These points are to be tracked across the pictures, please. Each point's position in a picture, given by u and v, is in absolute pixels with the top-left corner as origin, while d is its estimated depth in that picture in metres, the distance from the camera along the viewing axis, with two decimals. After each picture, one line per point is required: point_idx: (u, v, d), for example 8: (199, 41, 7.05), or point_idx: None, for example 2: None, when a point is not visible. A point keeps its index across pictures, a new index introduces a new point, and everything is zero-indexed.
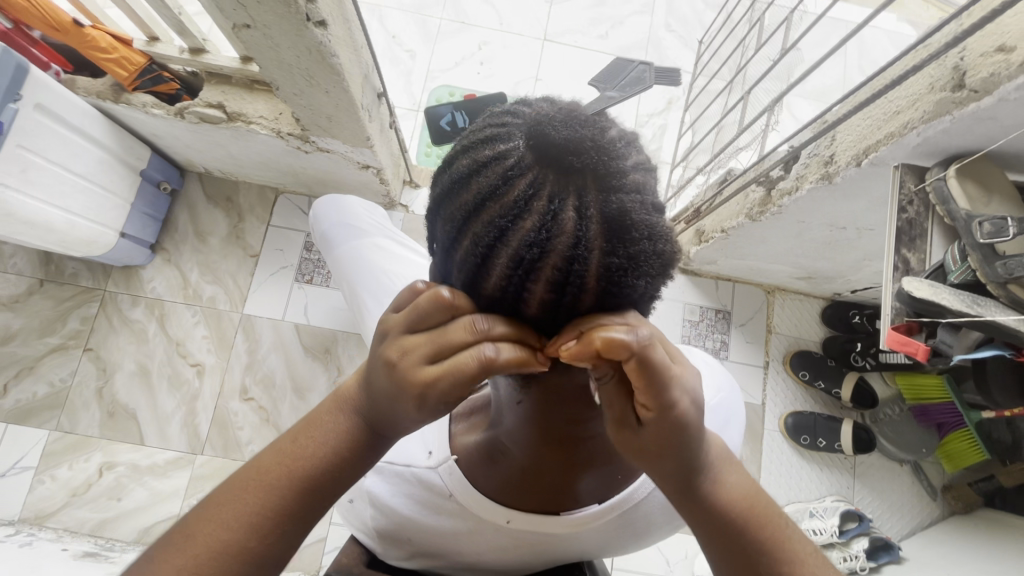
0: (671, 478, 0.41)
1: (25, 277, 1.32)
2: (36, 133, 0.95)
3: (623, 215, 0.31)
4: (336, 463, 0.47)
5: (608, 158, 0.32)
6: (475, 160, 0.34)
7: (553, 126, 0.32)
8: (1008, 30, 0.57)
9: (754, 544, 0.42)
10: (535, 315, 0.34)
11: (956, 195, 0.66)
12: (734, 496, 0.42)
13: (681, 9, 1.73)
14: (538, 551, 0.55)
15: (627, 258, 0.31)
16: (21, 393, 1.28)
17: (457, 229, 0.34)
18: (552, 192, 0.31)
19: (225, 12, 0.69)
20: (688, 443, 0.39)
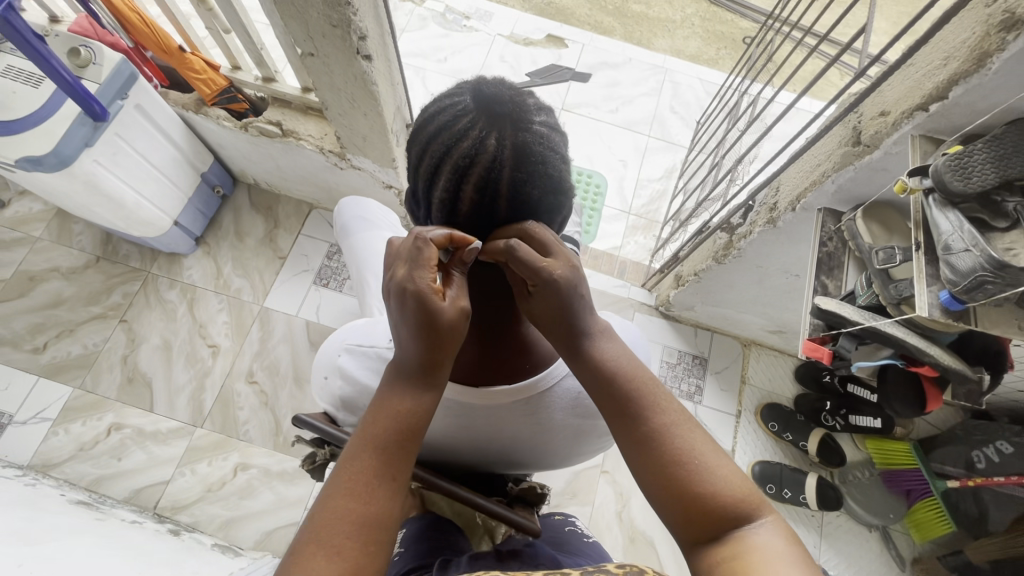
0: (561, 337, 0.49)
1: (85, 253, 1.52)
2: (131, 126, 1.17)
3: (528, 146, 0.43)
4: (414, 410, 0.48)
5: (526, 107, 0.44)
6: (436, 104, 0.45)
7: (491, 84, 0.44)
8: (886, 100, 0.72)
9: (638, 403, 0.48)
10: (466, 218, 0.46)
11: (863, 232, 0.79)
12: (614, 362, 0.49)
13: (685, 95, 1.99)
14: (461, 436, 0.60)
15: (527, 175, 0.44)
16: (58, 351, 1.43)
17: (420, 151, 0.45)
18: (483, 125, 0.42)
19: (297, 42, 0.91)
20: (571, 303, 0.48)
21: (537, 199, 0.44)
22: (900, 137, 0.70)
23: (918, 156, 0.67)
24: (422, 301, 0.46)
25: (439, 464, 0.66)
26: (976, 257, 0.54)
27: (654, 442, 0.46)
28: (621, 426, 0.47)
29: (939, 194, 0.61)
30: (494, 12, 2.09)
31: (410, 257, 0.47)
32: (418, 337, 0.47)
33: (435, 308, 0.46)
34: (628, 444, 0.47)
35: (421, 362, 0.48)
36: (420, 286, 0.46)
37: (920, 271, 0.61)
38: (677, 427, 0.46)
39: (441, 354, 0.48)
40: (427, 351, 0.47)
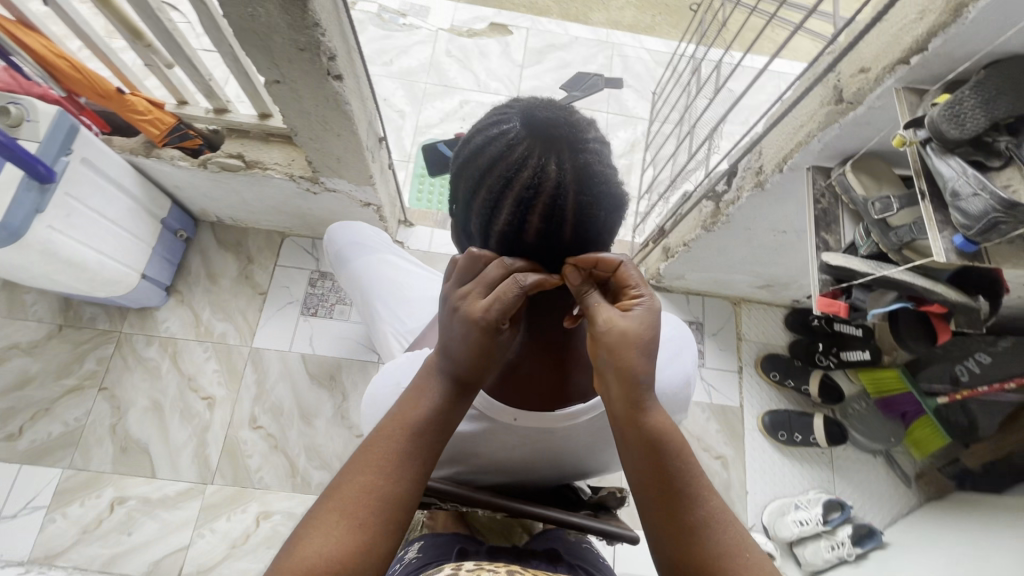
0: (626, 404, 0.47)
1: (44, 323, 1.41)
2: (80, 183, 1.08)
3: (590, 168, 0.42)
4: (443, 410, 0.50)
5: (578, 127, 0.42)
6: (484, 136, 0.43)
7: (540, 108, 0.42)
8: (863, 57, 0.75)
9: (684, 480, 0.47)
10: (533, 247, 0.44)
11: (854, 184, 0.82)
12: (664, 429, 0.47)
13: (635, 67, 2.00)
14: (537, 458, 0.61)
15: (592, 196, 0.42)
16: (36, 433, 1.33)
17: (476, 184, 0.43)
18: (541, 153, 0.41)
19: (260, 71, 0.86)
20: (648, 346, 0.48)
21: (606, 218, 0.43)
22: (883, 92, 0.73)
23: (906, 106, 0.70)
24: (483, 326, 0.46)
25: (513, 488, 0.66)
26: (987, 201, 0.58)
27: (703, 529, 0.46)
28: (666, 507, 0.46)
29: (937, 143, 0.64)
30: (431, 6, 2.03)
31: (496, 291, 0.46)
32: (469, 350, 0.48)
33: (495, 333, 0.47)
34: (673, 523, 0.46)
35: (460, 368, 0.49)
36: (492, 319, 0.46)
37: (930, 219, 0.65)
38: (728, 522, 0.47)
39: (479, 366, 0.49)
40: (473, 361, 0.48)
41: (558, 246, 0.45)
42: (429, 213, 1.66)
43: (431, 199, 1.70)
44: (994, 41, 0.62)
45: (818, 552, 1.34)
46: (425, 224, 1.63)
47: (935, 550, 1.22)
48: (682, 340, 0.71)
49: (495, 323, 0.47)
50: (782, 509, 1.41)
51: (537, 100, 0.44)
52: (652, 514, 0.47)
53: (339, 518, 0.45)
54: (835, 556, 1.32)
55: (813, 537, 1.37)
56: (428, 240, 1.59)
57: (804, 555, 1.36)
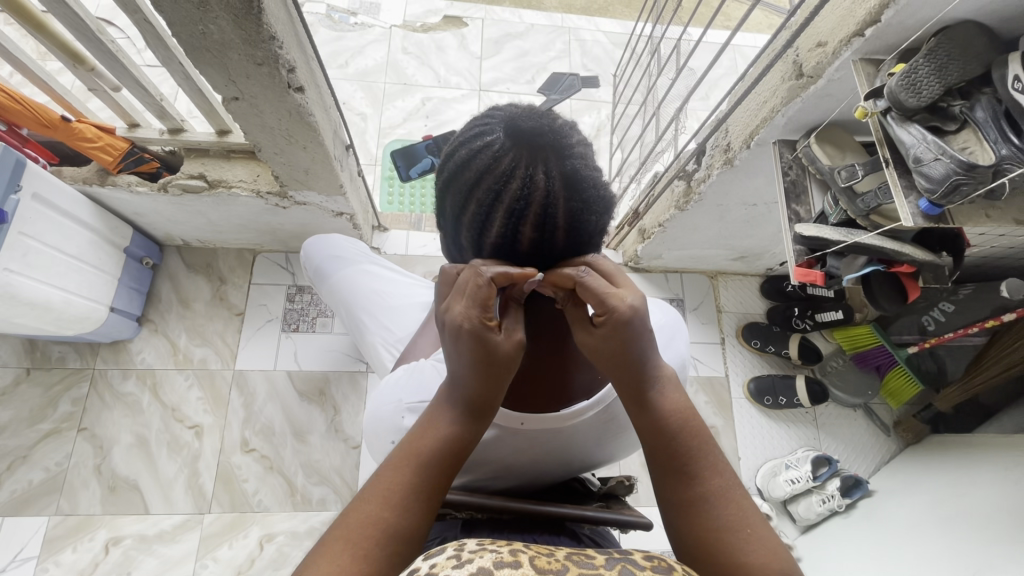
0: (626, 390, 0.51)
1: (10, 369, 1.35)
2: (33, 220, 1.03)
3: (577, 174, 0.41)
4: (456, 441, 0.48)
5: (561, 132, 0.41)
6: (469, 150, 0.42)
7: (523, 118, 0.41)
8: (820, 32, 0.77)
9: (689, 458, 0.49)
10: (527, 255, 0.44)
11: (820, 156, 0.85)
12: (671, 410, 0.50)
13: (593, 51, 2.00)
14: (546, 457, 0.62)
15: (582, 201, 0.42)
16: (16, 483, 1.27)
17: (465, 198, 0.43)
18: (529, 163, 0.40)
19: (217, 89, 0.83)
20: (635, 343, 0.49)
21: (597, 222, 0.43)
22: (841, 65, 0.75)
23: (864, 77, 0.72)
24: (474, 329, 0.46)
25: (526, 488, 0.67)
26: (947, 164, 0.60)
27: (705, 505, 0.47)
28: (668, 482, 0.49)
29: (897, 112, 0.66)
30: (382, 3, 1.98)
31: (469, 288, 0.47)
32: (466, 364, 0.48)
33: (488, 336, 0.47)
34: (676, 497, 0.48)
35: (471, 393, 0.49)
36: (473, 323, 0.46)
37: (897, 184, 0.67)
38: (731, 500, 0.47)
39: (488, 377, 0.48)
40: (474, 379, 0.48)
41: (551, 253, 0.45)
42: (402, 216, 1.65)
43: (403, 201, 1.68)
44: (942, 10, 0.65)
45: (810, 507, 1.39)
46: (400, 228, 1.61)
47: (916, 492, 1.29)
48: (673, 326, 0.74)
49: (474, 328, 0.46)
50: (774, 470, 1.46)
51: (519, 108, 0.44)
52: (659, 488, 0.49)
53: (342, 551, 0.41)
54: (826, 508, 1.38)
55: (804, 493, 1.42)
56: (404, 244, 1.58)
57: (798, 512, 1.41)
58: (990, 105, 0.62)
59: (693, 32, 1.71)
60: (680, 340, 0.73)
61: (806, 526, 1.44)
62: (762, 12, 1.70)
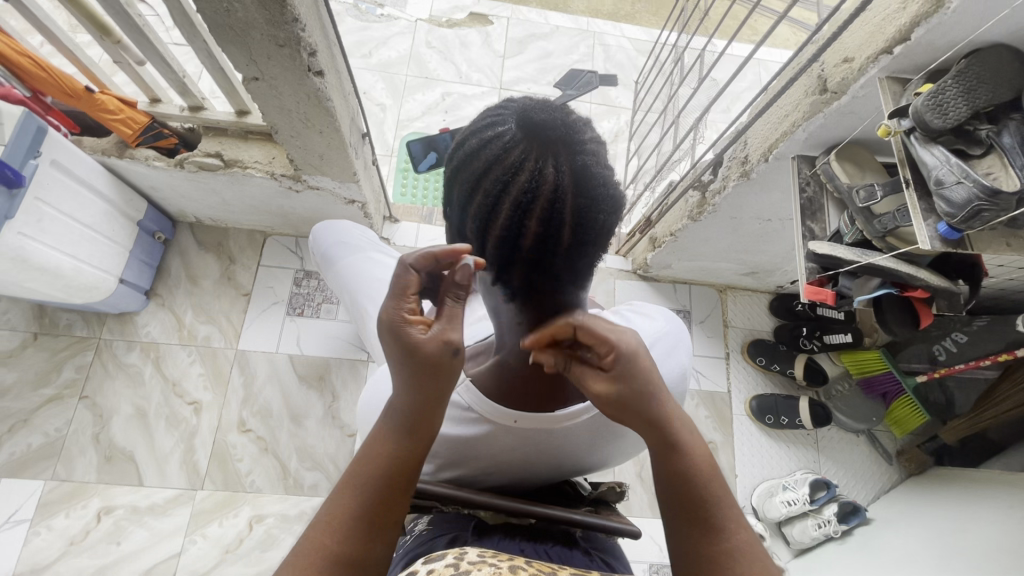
0: (652, 436, 0.50)
1: (19, 332, 1.36)
2: (51, 186, 1.05)
3: (587, 170, 0.40)
4: (403, 455, 0.49)
5: (575, 128, 0.40)
6: (480, 138, 0.41)
7: (536, 110, 0.40)
8: (847, 47, 0.76)
9: (710, 509, 0.48)
10: (530, 254, 0.42)
11: (839, 173, 0.84)
12: (695, 460, 0.50)
13: (616, 56, 1.99)
14: (538, 457, 0.61)
15: (591, 199, 0.40)
16: (16, 445, 1.29)
17: (472, 188, 0.42)
18: (539, 154, 0.39)
19: (238, 67, 0.83)
20: (649, 390, 0.49)
21: (604, 222, 0.41)
22: (867, 82, 0.74)
23: (889, 95, 0.71)
24: (402, 328, 0.49)
25: (518, 486, 0.66)
26: (970, 189, 0.59)
27: (727, 561, 0.46)
28: (692, 533, 0.48)
29: (921, 132, 0.65)
30: None
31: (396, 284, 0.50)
32: (402, 367, 0.49)
33: (414, 336, 0.49)
34: (698, 554, 0.47)
35: (411, 403, 0.49)
36: (397, 316, 0.49)
37: (915, 206, 0.65)
38: (753, 556, 0.46)
39: (424, 380, 0.49)
40: (410, 384, 0.49)
41: (556, 253, 0.42)
42: (414, 209, 1.65)
43: (416, 194, 1.68)
44: (975, 31, 0.64)
45: (805, 531, 1.37)
46: (411, 220, 1.61)
47: (915, 524, 1.26)
48: (675, 336, 0.73)
49: (402, 324, 0.49)
50: (771, 491, 1.44)
51: (534, 102, 0.43)
52: (678, 543, 0.48)
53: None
54: (821, 533, 1.36)
55: (799, 516, 1.40)
56: (414, 236, 1.58)
57: (792, 535, 1.39)
58: (1018, 131, 0.61)
59: (717, 43, 1.70)
60: (682, 351, 0.72)
61: (800, 550, 1.42)
62: (790, 27, 1.68)
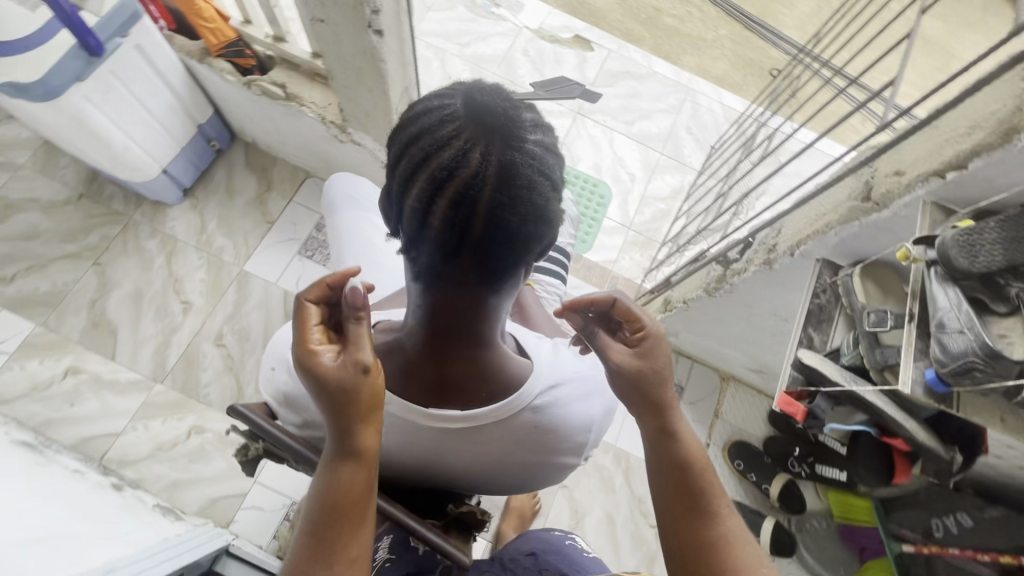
0: (657, 424, 0.59)
1: (67, 188, 1.47)
2: (128, 66, 1.13)
3: (513, 169, 0.37)
4: (347, 480, 0.46)
5: (520, 122, 0.38)
6: (426, 105, 0.39)
7: (487, 93, 0.38)
8: (901, 158, 0.69)
9: (704, 497, 0.56)
10: (437, 236, 0.40)
11: (858, 290, 0.78)
12: (693, 453, 0.58)
13: (703, 117, 1.92)
14: (409, 457, 0.56)
15: (509, 199, 0.38)
16: (25, 285, 1.39)
17: (401, 150, 0.40)
18: (470, 136, 0.37)
19: (308, 6, 0.87)
20: (665, 370, 0.60)
21: (517, 222, 0.38)
22: (911, 201, 0.67)
23: (926, 221, 0.65)
24: (309, 357, 0.48)
25: (385, 468, 0.63)
26: (970, 341, 0.54)
27: (717, 549, 0.54)
28: (689, 521, 0.56)
29: (942, 268, 0.58)
30: (527, 3, 2.01)
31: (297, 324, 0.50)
32: (319, 399, 0.48)
33: (319, 362, 0.48)
34: (695, 539, 0.55)
35: (342, 428, 0.47)
36: (302, 350, 0.49)
37: (909, 345, 0.60)
38: (739, 545, 0.54)
39: (343, 404, 0.47)
40: (334, 410, 0.47)
41: (462, 244, 0.40)
42: None
43: None
44: None
45: None
46: None
47: None
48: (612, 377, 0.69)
49: (305, 355, 0.49)
50: None
51: (496, 87, 0.41)
52: (675, 533, 0.56)
53: None
54: None
55: None
56: None
57: None
58: None
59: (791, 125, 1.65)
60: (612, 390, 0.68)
61: None
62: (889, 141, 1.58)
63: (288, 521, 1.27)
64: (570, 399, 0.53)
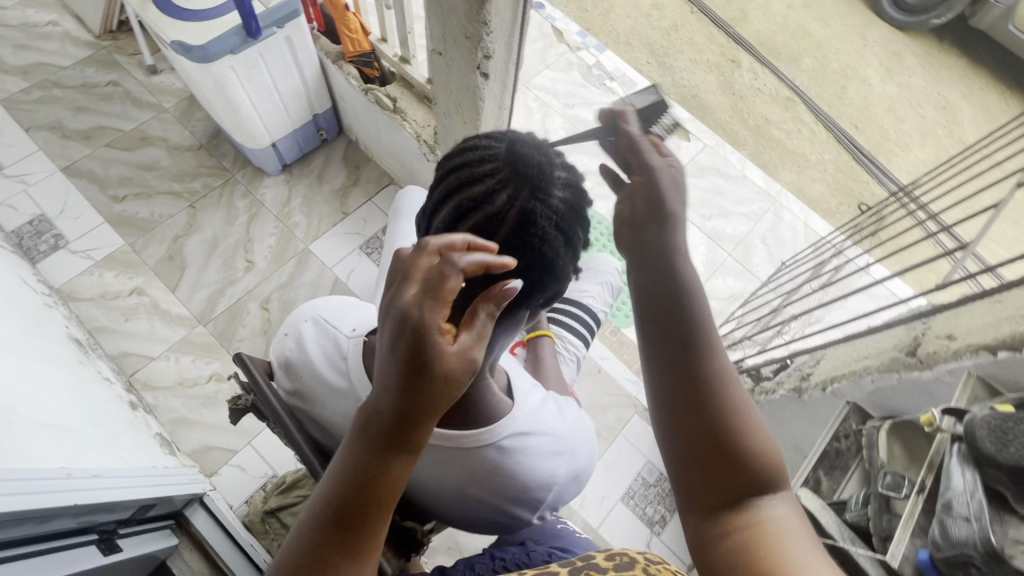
0: (659, 256, 0.61)
1: (193, 138, 1.68)
2: (274, 52, 1.30)
3: (533, 218, 0.41)
4: (392, 472, 0.43)
5: (551, 179, 0.42)
6: (477, 143, 0.44)
7: (528, 145, 0.42)
8: (957, 324, 0.68)
9: (695, 337, 0.57)
10: None
11: (881, 447, 0.73)
12: (689, 293, 0.60)
13: (782, 233, 1.88)
14: None
15: (521, 243, 0.41)
16: (130, 207, 1.57)
17: (446, 172, 0.44)
18: (504, 178, 0.41)
19: (432, 39, 0.99)
20: (672, 191, 0.63)
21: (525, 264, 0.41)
22: (958, 367, 0.63)
23: (964, 395, 0.61)
24: (424, 337, 0.39)
25: None
26: (973, 533, 0.53)
27: (710, 386, 0.54)
28: (684, 361, 0.56)
29: (965, 447, 0.57)
30: None
31: (429, 281, 0.39)
32: (405, 376, 0.40)
33: (437, 350, 0.39)
34: (692, 376, 0.55)
35: (411, 415, 0.41)
36: (419, 322, 0.39)
37: (913, 519, 0.61)
38: (733, 391, 0.54)
39: (423, 401, 0.40)
40: (416, 394, 0.40)
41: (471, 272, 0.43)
42: None
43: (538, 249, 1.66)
44: None
45: None
46: None
47: None
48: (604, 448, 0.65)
49: (427, 332, 0.39)
50: None
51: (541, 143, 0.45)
52: (667, 373, 0.56)
53: None
54: None
55: None
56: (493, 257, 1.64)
57: None
58: None
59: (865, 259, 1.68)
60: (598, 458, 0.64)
61: None
62: None
63: (263, 492, 1.29)
64: (536, 454, 0.53)
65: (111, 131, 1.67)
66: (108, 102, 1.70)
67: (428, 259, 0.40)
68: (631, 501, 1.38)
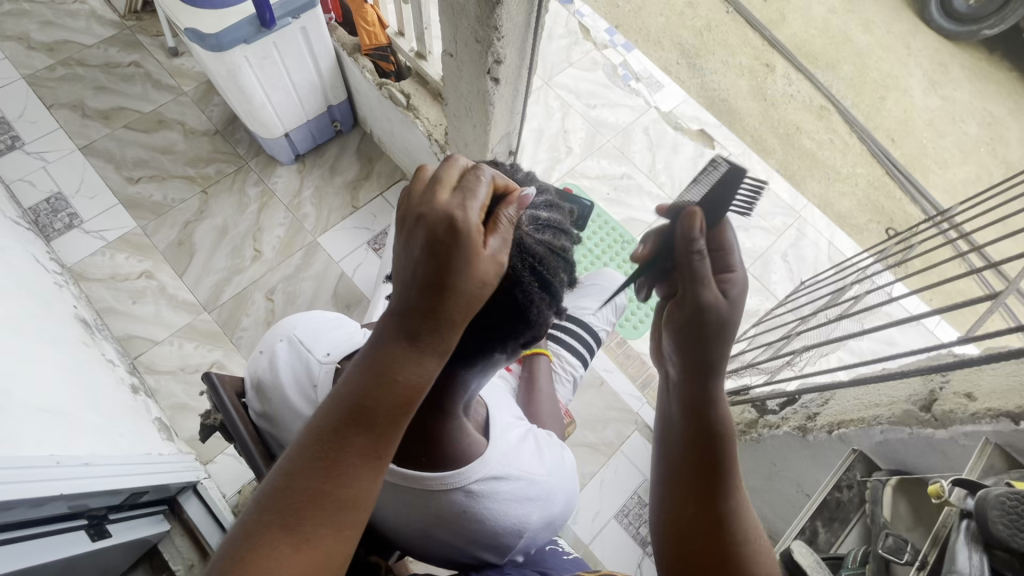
0: (695, 368, 0.58)
1: (209, 123, 1.68)
2: (290, 43, 1.28)
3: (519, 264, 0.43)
4: (409, 383, 0.43)
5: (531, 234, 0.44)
6: None
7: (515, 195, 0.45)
8: (978, 384, 0.65)
9: (712, 446, 0.59)
10: None
11: (884, 504, 0.69)
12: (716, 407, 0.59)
13: (804, 248, 1.76)
14: None
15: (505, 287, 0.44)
16: (145, 190, 1.59)
17: None
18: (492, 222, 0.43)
19: (444, 40, 0.95)
20: (719, 333, 0.55)
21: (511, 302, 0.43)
22: (975, 432, 0.61)
23: (980, 463, 0.59)
24: (455, 234, 0.40)
25: None
26: None
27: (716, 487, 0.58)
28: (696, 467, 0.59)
29: (975, 526, 0.53)
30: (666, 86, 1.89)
31: (458, 186, 0.42)
32: (431, 276, 0.41)
33: (468, 247, 0.40)
34: (699, 481, 0.59)
35: (436, 323, 0.42)
36: (450, 219, 0.40)
37: None
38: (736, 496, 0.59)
39: (450, 306, 0.41)
40: (444, 296, 0.41)
41: None
42: None
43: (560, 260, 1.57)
44: None
45: None
46: None
47: None
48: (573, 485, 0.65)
49: (457, 230, 0.40)
50: None
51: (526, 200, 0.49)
52: (677, 473, 0.61)
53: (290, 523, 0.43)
54: None
55: None
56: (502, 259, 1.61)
57: None
58: None
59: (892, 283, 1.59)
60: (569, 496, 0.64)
61: None
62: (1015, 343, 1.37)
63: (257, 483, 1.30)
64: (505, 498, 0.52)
65: (130, 113, 1.67)
66: (129, 83, 1.71)
67: (452, 172, 0.43)
68: (625, 520, 1.35)
